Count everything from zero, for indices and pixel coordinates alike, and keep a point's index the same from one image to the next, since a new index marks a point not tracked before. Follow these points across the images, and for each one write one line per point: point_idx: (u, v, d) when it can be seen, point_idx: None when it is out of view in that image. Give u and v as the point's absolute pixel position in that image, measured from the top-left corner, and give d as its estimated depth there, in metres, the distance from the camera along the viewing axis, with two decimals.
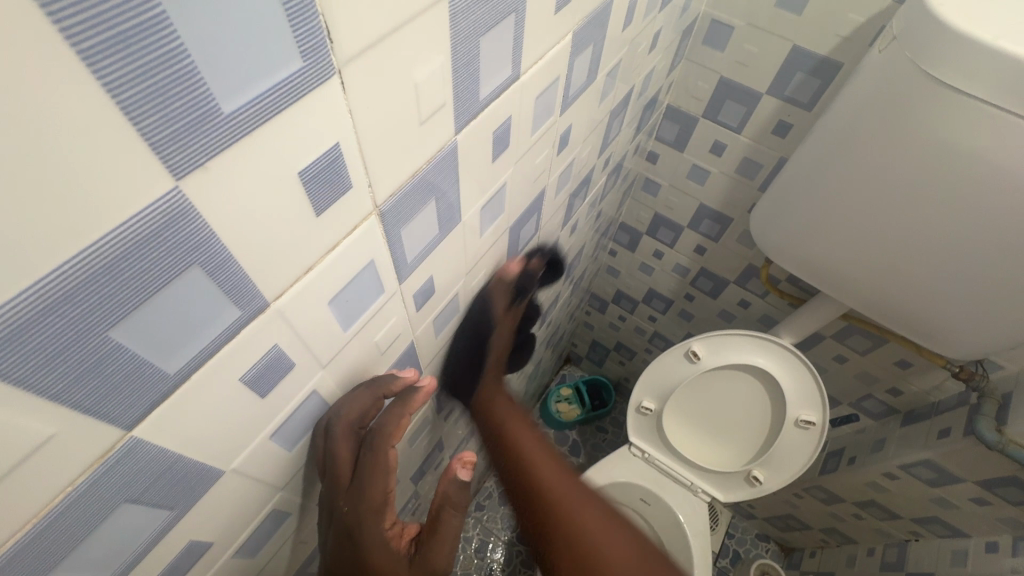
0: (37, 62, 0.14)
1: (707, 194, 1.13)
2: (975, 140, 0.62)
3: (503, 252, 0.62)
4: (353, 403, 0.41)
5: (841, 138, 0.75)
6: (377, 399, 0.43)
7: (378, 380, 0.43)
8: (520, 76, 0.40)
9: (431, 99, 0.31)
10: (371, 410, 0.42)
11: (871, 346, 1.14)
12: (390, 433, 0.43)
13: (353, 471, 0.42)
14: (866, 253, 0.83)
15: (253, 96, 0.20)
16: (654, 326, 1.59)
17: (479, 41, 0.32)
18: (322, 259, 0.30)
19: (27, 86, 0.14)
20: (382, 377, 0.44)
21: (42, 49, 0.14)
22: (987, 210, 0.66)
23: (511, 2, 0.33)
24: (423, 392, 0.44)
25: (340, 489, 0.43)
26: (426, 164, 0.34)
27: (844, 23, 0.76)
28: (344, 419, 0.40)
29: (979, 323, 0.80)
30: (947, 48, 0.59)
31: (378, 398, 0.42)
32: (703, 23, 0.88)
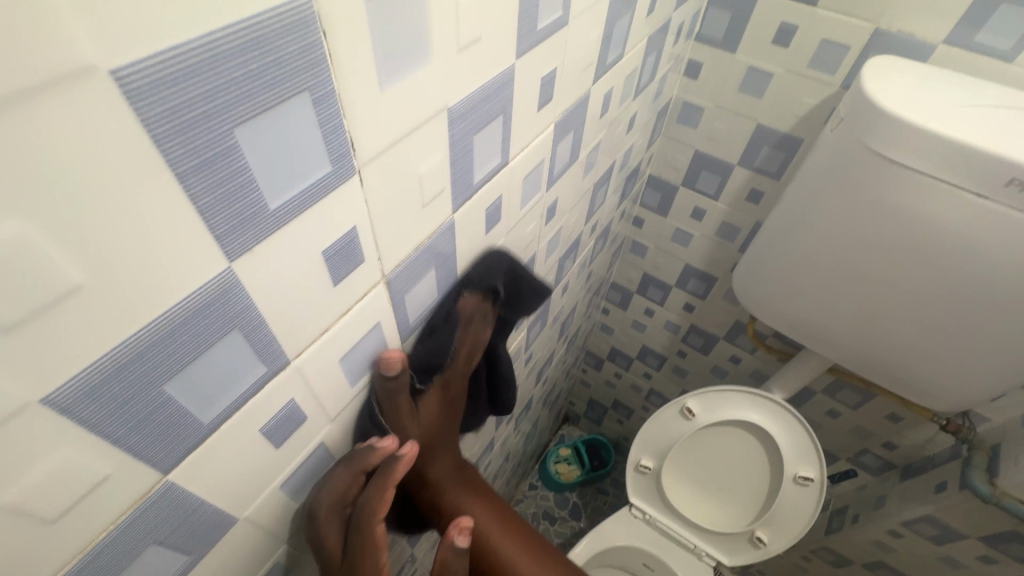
0: (157, 184, 0.19)
1: (691, 255, 1.19)
2: (927, 208, 0.68)
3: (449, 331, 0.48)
4: (335, 480, 0.41)
5: (806, 204, 0.82)
6: (358, 474, 0.42)
7: (357, 453, 0.42)
8: (509, 161, 0.46)
9: (432, 186, 0.36)
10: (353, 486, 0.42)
11: (861, 399, 1.16)
12: (373, 510, 0.41)
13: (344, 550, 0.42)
14: (847, 307, 0.87)
15: (293, 194, 0.25)
16: (650, 383, 1.62)
17: (473, 138, 0.38)
18: (336, 322, 0.34)
19: (150, 200, 0.19)
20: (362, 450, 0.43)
21: (161, 176, 0.19)
22: (947, 268, 0.72)
23: (499, 106, 0.40)
24: (400, 464, 0.41)
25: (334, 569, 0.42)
26: (427, 238, 0.40)
27: (800, 105, 0.85)
28: (327, 496, 0.41)
29: (961, 372, 0.83)
30: (887, 128, 0.66)
31: (357, 474, 0.41)
32: (676, 105, 0.98)
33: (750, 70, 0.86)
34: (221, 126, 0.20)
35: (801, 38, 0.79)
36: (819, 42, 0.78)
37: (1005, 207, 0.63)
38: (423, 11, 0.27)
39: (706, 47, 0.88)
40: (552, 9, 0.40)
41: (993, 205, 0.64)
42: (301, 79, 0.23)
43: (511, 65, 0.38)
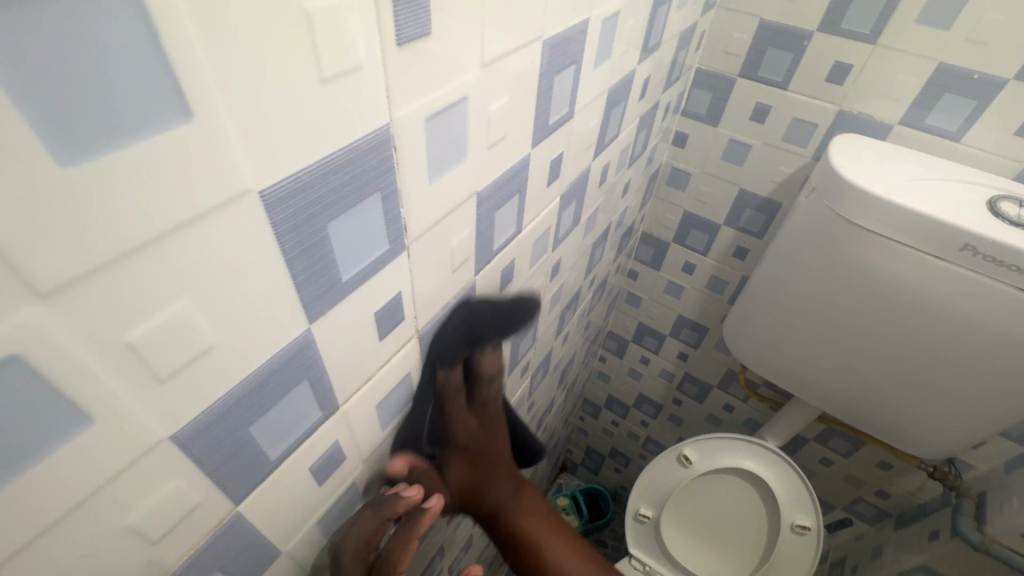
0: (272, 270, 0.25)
1: (684, 306, 1.26)
2: (894, 269, 0.76)
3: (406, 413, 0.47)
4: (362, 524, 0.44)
5: (787, 263, 0.89)
6: (381, 523, 0.44)
7: (383, 503, 0.45)
8: (522, 230, 0.53)
9: (461, 254, 0.43)
10: (375, 536, 0.44)
11: (852, 447, 1.20)
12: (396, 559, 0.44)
13: None
14: (830, 357, 0.93)
15: (358, 269, 0.31)
16: (647, 431, 1.65)
17: (494, 214, 0.45)
18: (377, 371, 0.39)
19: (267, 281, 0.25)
20: (388, 498, 0.46)
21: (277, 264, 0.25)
22: (917, 323, 0.78)
23: (516, 187, 0.47)
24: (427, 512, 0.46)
25: None
26: (453, 298, 0.45)
27: (777, 173, 0.94)
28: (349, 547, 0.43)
29: (941, 419, 0.88)
30: (854, 198, 0.74)
31: (382, 522, 0.44)
32: (666, 171, 1.07)
33: (731, 142, 0.96)
34: (320, 223, 0.27)
35: (775, 117, 0.89)
36: (791, 120, 0.87)
37: (960, 268, 0.71)
38: (464, 124, 0.34)
39: (691, 121, 0.98)
40: (561, 107, 0.47)
41: (950, 267, 0.71)
42: (375, 183, 0.29)
43: (527, 153, 0.45)
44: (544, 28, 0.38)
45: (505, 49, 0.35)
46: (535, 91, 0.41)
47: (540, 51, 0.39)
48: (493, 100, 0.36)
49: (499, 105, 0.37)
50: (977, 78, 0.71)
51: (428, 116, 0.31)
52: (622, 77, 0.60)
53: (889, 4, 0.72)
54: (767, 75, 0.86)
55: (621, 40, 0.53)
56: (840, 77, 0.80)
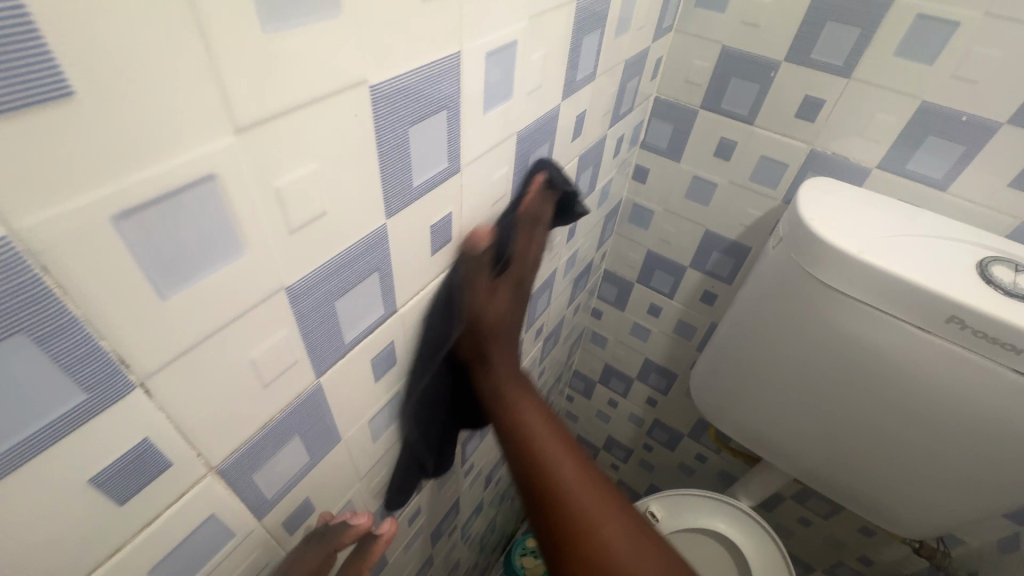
0: None
1: (650, 349, 1.15)
2: (878, 338, 0.65)
3: (339, 403, 0.41)
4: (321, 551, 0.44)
5: (757, 321, 0.78)
6: (329, 553, 0.44)
7: (329, 535, 0.44)
8: (397, 309, 0.42)
9: (277, 364, 0.32)
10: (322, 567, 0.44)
11: (832, 509, 1.09)
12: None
13: None
14: (806, 423, 0.82)
15: (18, 439, 0.21)
16: (618, 474, 1.54)
17: (336, 303, 0.35)
18: (136, 535, 0.29)
19: None
20: (333, 528, 0.45)
21: None
22: (908, 399, 0.67)
23: (373, 262, 0.36)
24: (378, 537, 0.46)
25: None
26: (279, 412, 0.35)
27: (745, 215, 0.84)
28: None
29: (929, 499, 0.77)
30: (824, 256, 0.64)
31: (329, 552, 0.44)
32: (627, 207, 0.97)
33: (695, 179, 0.85)
34: None
35: (741, 154, 0.79)
36: (759, 158, 0.77)
37: (952, 343, 0.60)
38: (221, 209, 0.24)
39: (651, 155, 0.88)
40: (433, 162, 0.37)
41: (941, 341, 0.61)
42: (12, 323, 0.19)
43: (381, 225, 0.35)
44: (366, 71, 0.28)
45: (288, 104, 0.24)
46: (374, 149, 0.31)
47: (370, 101, 0.29)
48: (284, 173, 0.26)
49: (301, 176, 0.27)
50: (964, 120, 0.61)
51: (119, 213, 0.20)
52: (541, 115, 0.50)
53: (864, 33, 0.62)
54: (730, 108, 0.76)
55: (526, 75, 0.43)
56: (810, 114, 0.70)
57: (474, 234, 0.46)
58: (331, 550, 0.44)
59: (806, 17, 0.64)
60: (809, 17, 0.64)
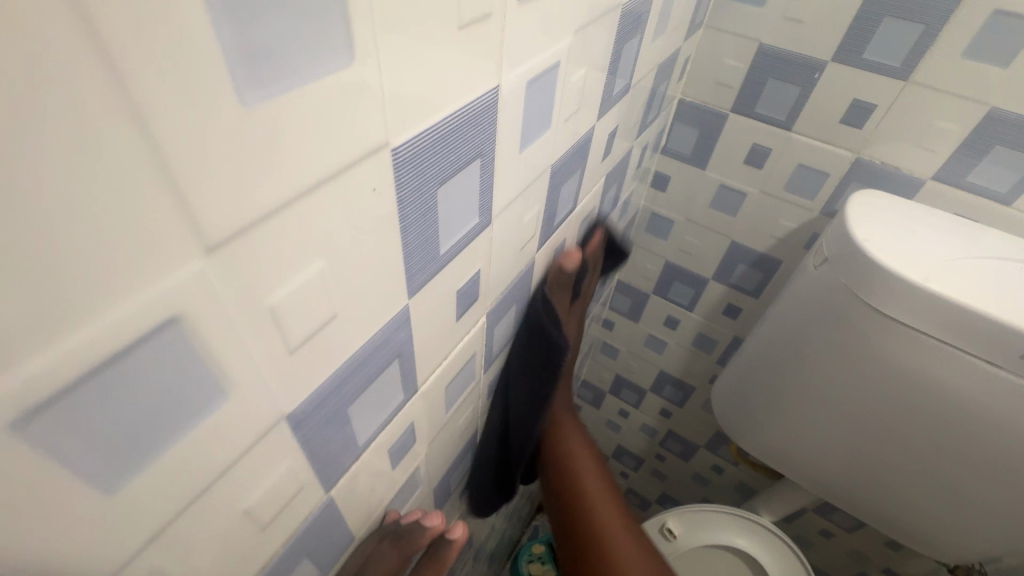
0: None
1: (666, 361, 1.10)
2: (931, 370, 0.60)
3: (352, 508, 0.34)
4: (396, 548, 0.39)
5: (791, 343, 0.73)
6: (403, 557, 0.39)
7: (405, 538, 0.38)
8: (417, 389, 0.35)
9: (277, 502, 0.25)
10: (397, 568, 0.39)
11: (857, 523, 1.05)
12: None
13: None
14: (842, 450, 0.76)
15: None
16: (627, 482, 1.50)
17: (347, 411, 0.27)
18: None
19: None
20: (406, 529, 0.39)
21: None
22: (964, 433, 0.62)
23: (393, 351, 0.29)
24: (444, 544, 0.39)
25: None
26: (281, 548, 0.28)
27: (777, 226, 0.77)
28: None
29: (976, 532, 0.72)
30: (879, 281, 0.58)
31: (403, 557, 0.39)
32: (644, 216, 0.89)
33: (722, 188, 0.78)
34: None
35: (776, 161, 0.72)
36: (795, 166, 0.71)
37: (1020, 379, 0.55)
38: (191, 358, 0.16)
39: (673, 161, 0.81)
40: (463, 220, 0.30)
41: (1008, 376, 0.55)
42: None
43: (403, 308, 0.28)
44: (386, 132, 0.20)
45: (281, 198, 0.17)
46: (396, 224, 0.24)
47: (390, 168, 0.21)
48: (279, 286, 0.18)
49: (302, 284, 0.19)
50: None
51: (22, 412, 0.13)
52: (576, 140, 0.42)
53: (928, 30, 0.55)
54: (766, 113, 0.69)
55: (566, 100, 0.36)
56: (858, 119, 0.63)
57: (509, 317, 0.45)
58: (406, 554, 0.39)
59: (859, 12, 0.57)
60: (863, 12, 0.57)
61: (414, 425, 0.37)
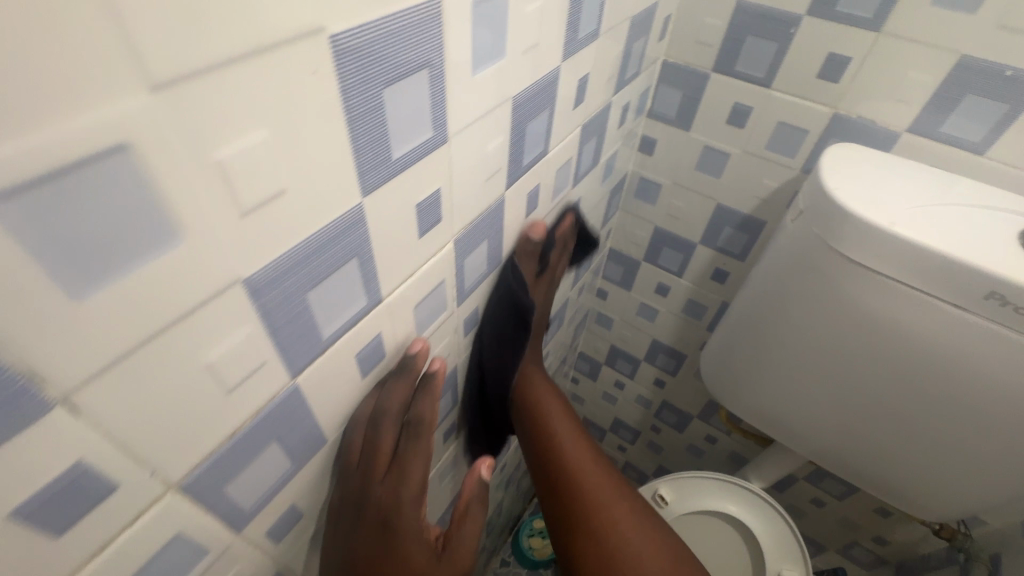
0: None
1: (658, 330, 1.11)
2: (901, 316, 0.61)
3: (321, 404, 0.37)
4: (397, 396, 0.44)
5: (771, 298, 0.74)
6: (405, 387, 0.44)
7: (402, 370, 0.44)
8: (383, 299, 0.38)
9: (240, 367, 0.28)
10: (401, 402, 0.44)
11: (847, 490, 1.06)
12: (426, 421, 0.45)
13: (391, 461, 0.44)
14: (823, 406, 0.77)
15: None
16: (625, 456, 1.52)
17: (307, 296, 0.30)
18: (84, 564, 0.26)
19: None
20: (403, 364, 0.44)
21: None
22: (937, 380, 0.63)
23: (350, 248, 0.32)
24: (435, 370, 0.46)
25: (378, 476, 0.44)
26: (249, 420, 0.31)
27: (760, 187, 0.78)
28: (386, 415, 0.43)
29: (954, 485, 0.73)
30: (849, 228, 0.59)
31: (406, 385, 0.44)
32: (633, 181, 0.91)
33: (706, 149, 0.80)
34: None
35: (757, 120, 0.73)
36: (775, 124, 0.72)
37: (987, 322, 0.56)
38: (144, 189, 0.20)
39: (659, 124, 0.82)
40: (416, 131, 0.32)
41: (974, 318, 0.57)
42: None
43: (357, 205, 0.30)
44: (323, 18, 0.23)
45: (221, 57, 0.20)
46: (343, 115, 0.26)
47: (331, 56, 0.24)
48: (227, 144, 0.22)
49: (249, 148, 0.23)
50: (1008, 75, 0.55)
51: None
52: (540, 78, 0.45)
53: None
54: (745, 71, 0.70)
55: (521, 31, 0.38)
56: (833, 73, 0.64)
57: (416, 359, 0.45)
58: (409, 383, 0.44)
59: None
60: None
61: (382, 336, 0.40)
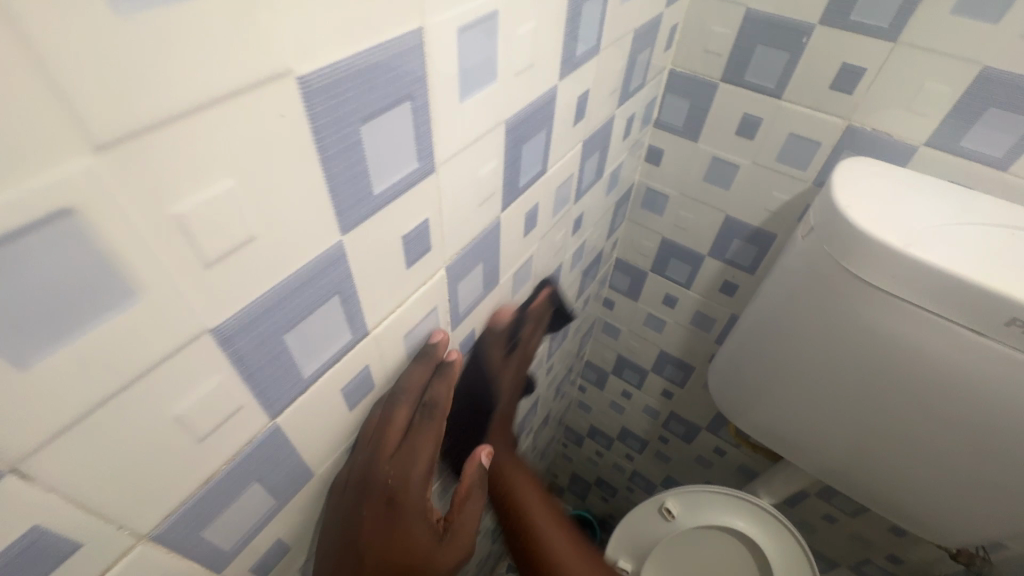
0: None
1: (666, 341, 1.09)
2: (916, 338, 0.58)
3: (305, 439, 0.36)
4: (416, 375, 0.42)
5: (781, 315, 0.71)
6: (424, 368, 0.43)
7: (424, 354, 0.43)
8: (369, 331, 0.37)
9: (213, 415, 0.27)
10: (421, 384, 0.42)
11: (860, 508, 1.03)
12: (442, 404, 0.42)
13: (402, 440, 0.41)
14: (836, 427, 0.75)
15: None
16: (632, 465, 1.49)
17: (284, 338, 0.29)
18: None
19: None
20: (425, 349, 0.44)
21: None
22: (953, 406, 0.61)
23: (331, 285, 0.31)
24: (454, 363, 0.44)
25: (384, 455, 0.40)
26: (226, 464, 0.30)
27: (770, 199, 0.76)
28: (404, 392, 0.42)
29: (973, 513, 0.70)
30: (861, 248, 0.57)
31: (426, 368, 0.43)
32: (639, 191, 0.89)
33: (715, 160, 0.77)
34: None
35: (767, 131, 0.70)
36: (786, 135, 0.69)
37: (1009, 349, 0.53)
38: (89, 252, 0.18)
39: (666, 134, 0.80)
40: (399, 163, 0.31)
41: (994, 344, 0.54)
42: None
43: (336, 243, 0.29)
44: (288, 59, 0.22)
45: (172, 109, 0.19)
46: (316, 155, 0.25)
47: (299, 97, 0.23)
48: (185, 197, 0.20)
49: (210, 198, 0.21)
50: None
51: None
52: (535, 97, 0.43)
53: None
54: (755, 81, 0.68)
55: (513, 53, 0.37)
56: (847, 84, 0.62)
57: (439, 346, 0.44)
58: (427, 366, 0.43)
59: None
60: None
61: (370, 367, 0.39)
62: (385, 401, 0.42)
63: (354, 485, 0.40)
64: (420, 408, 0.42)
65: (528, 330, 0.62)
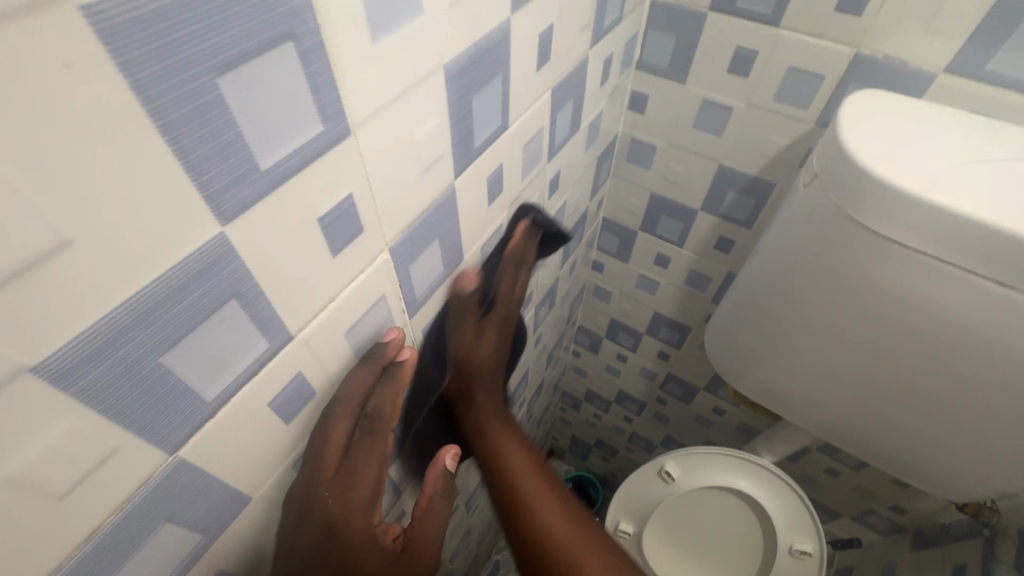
0: None
1: (660, 302, 1.03)
2: (929, 291, 0.53)
3: (229, 462, 0.31)
4: (358, 382, 0.37)
5: (781, 271, 0.65)
6: (369, 373, 0.38)
7: (371, 354, 0.38)
8: (295, 334, 0.31)
9: (74, 464, 0.22)
10: (365, 393, 0.37)
11: (863, 461, 1.00)
12: (387, 416, 0.38)
13: (343, 460, 0.36)
14: (841, 386, 0.70)
15: None
16: (631, 427, 1.47)
17: (163, 361, 0.23)
18: None
19: None
20: (371, 350, 0.38)
21: None
22: (971, 361, 0.55)
23: (222, 290, 0.25)
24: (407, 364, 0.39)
25: (323, 477, 0.36)
26: (120, 509, 0.25)
27: (768, 144, 0.68)
28: (343, 403, 0.36)
29: (985, 467, 0.67)
30: (872, 194, 0.50)
31: (371, 373, 0.38)
32: (624, 142, 0.81)
33: (706, 103, 0.69)
34: None
35: (763, 67, 0.62)
36: (785, 70, 0.61)
37: None
38: None
39: (650, 76, 0.71)
40: (292, 127, 0.24)
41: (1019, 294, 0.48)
42: None
43: (214, 237, 0.23)
44: None
45: None
46: (148, 123, 0.18)
47: (98, 41, 0.16)
48: None
49: None
50: None
51: None
52: (483, 33, 0.35)
53: None
54: (748, 8, 0.59)
55: None
56: (855, 4, 0.53)
57: (389, 347, 0.39)
58: (374, 372, 0.38)
59: None
60: None
61: (305, 372, 0.33)
62: (321, 413, 0.36)
63: (291, 508, 0.36)
64: (361, 421, 0.37)
65: (511, 275, 0.55)
